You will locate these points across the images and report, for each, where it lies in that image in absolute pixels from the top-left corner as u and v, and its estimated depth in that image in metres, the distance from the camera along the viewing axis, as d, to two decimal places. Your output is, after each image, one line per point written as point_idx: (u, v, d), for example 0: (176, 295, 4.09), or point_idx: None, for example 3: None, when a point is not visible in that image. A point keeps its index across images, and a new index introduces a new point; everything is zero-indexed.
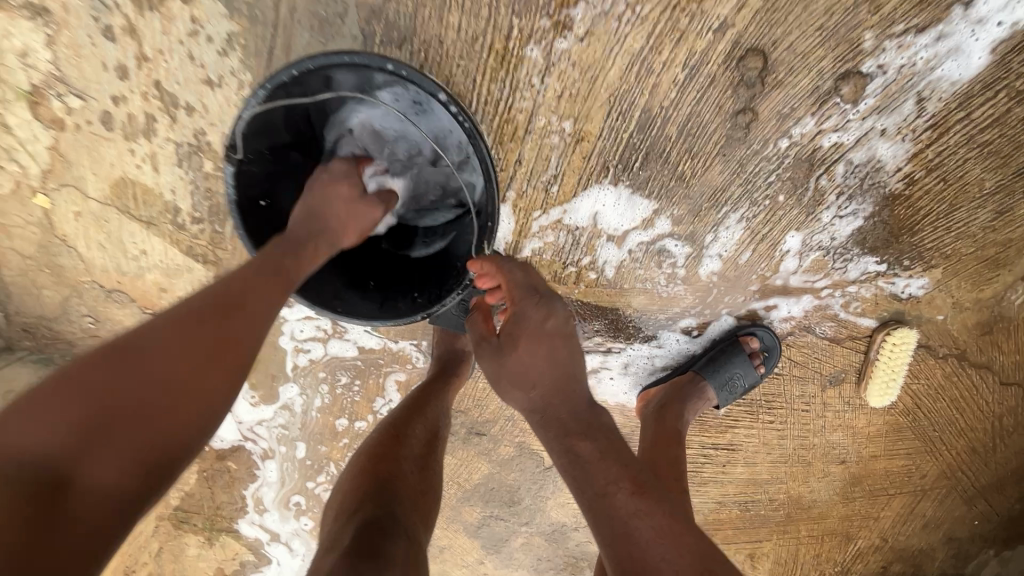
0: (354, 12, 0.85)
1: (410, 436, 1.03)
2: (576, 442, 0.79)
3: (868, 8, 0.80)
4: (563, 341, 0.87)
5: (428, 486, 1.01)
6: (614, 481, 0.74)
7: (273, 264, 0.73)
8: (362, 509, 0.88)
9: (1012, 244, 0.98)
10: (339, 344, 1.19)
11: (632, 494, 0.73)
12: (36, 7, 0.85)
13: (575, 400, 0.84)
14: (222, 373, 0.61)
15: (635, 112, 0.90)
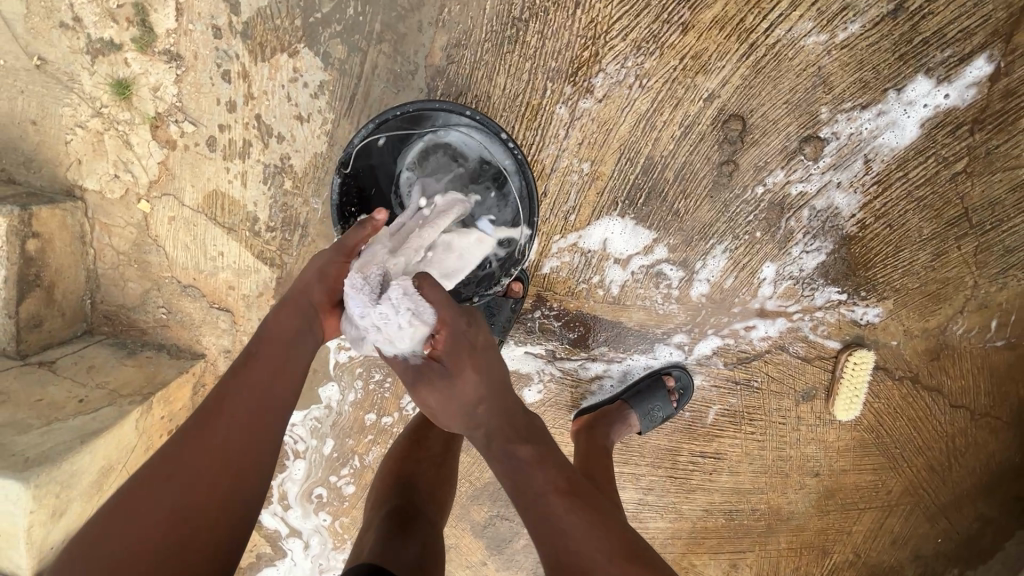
0: (422, 71, 1.09)
1: (428, 439, 1.16)
2: (514, 449, 0.76)
3: (822, 89, 1.06)
4: (493, 352, 0.82)
5: (447, 481, 1.11)
6: (550, 482, 0.73)
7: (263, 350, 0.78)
8: (390, 499, 1.02)
9: (950, 283, 1.18)
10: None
11: (567, 494, 0.72)
12: (175, 54, 1.09)
13: (510, 407, 0.80)
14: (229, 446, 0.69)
15: (640, 159, 1.12)
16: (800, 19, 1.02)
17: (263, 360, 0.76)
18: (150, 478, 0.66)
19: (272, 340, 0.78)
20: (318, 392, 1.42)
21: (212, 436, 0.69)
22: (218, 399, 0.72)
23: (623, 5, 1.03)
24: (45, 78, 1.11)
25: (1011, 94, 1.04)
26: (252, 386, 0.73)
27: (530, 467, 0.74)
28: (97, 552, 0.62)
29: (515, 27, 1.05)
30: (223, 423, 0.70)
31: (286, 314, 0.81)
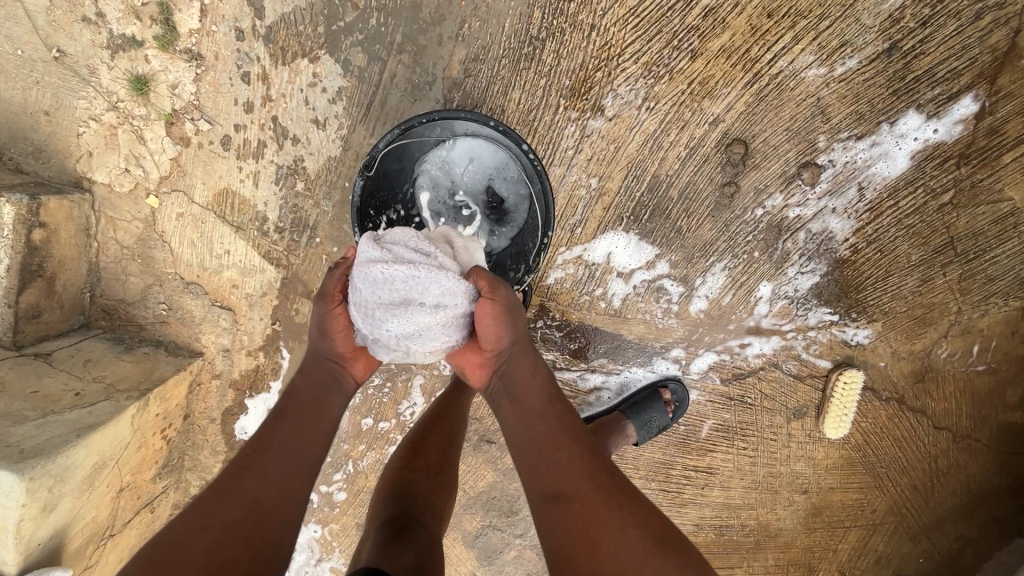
0: (440, 82, 1.12)
1: (426, 444, 1.02)
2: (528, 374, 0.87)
3: (820, 119, 1.11)
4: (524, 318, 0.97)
5: (446, 492, 0.99)
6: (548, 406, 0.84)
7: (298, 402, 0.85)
8: (383, 511, 0.90)
9: (936, 307, 1.24)
10: None
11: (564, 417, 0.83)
12: (195, 54, 1.11)
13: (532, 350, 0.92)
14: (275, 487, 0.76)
15: (646, 177, 1.16)
16: (801, 53, 1.08)
17: (294, 414, 0.83)
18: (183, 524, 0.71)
19: (303, 392, 0.85)
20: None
21: (247, 489, 0.75)
22: (253, 450, 0.79)
23: (636, 30, 1.07)
24: (63, 70, 1.12)
25: (995, 132, 1.11)
26: (284, 439, 0.80)
27: (552, 399, 0.85)
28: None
29: (532, 45, 1.09)
30: (257, 476, 0.76)
31: (314, 368, 0.87)
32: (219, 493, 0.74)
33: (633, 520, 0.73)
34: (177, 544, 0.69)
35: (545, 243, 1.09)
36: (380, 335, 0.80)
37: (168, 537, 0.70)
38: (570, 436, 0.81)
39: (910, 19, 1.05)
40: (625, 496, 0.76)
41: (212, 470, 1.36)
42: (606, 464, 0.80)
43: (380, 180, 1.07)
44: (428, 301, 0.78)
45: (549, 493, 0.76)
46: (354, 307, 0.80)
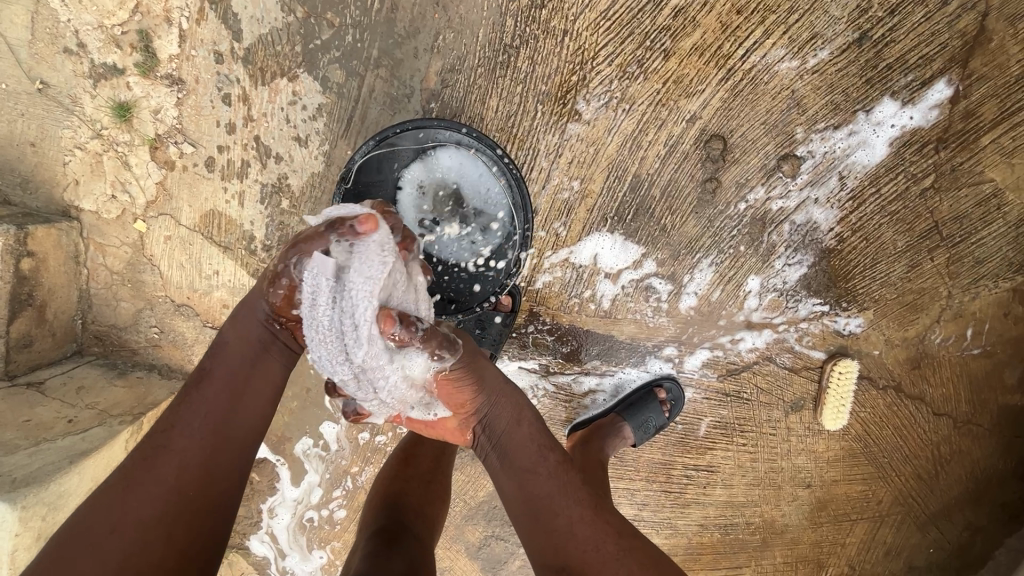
0: (418, 94, 1.13)
1: (417, 455, 1.01)
2: (515, 429, 0.87)
3: (796, 111, 1.12)
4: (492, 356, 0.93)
5: (438, 499, 0.97)
6: (542, 459, 0.85)
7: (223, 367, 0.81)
8: (374, 521, 0.89)
9: (925, 293, 1.23)
10: None
11: (558, 463, 0.85)
12: (176, 79, 1.13)
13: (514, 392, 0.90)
14: (196, 463, 0.74)
15: (628, 177, 1.17)
16: (773, 46, 1.09)
17: (215, 388, 0.79)
18: (94, 510, 0.70)
19: (225, 361, 0.81)
20: (317, 427, 1.42)
21: (162, 477, 0.72)
22: (167, 429, 0.76)
23: (608, 33, 1.09)
24: (47, 101, 1.13)
25: (971, 115, 1.12)
26: (205, 408, 0.77)
27: (545, 450, 0.86)
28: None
29: (506, 53, 1.10)
30: (172, 462, 0.73)
31: (246, 324, 0.83)
32: (131, 479, 0.72)
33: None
34: (96, 527, 0.69)
35: (527, 240, 1.11)
36: (317, 278, 0.75)
37: (85, 518, 0.70)
38: (568, 494, 0.82)
39: (877, 8, 1.07)
40: (632, 557, 0.79)
41: None
42: (609, 520, 0.82)
43: (359, 193, 1.09)
44: (359, 356, 0.77)
45: (557, 562, 0.77)
46: (366, 249, 0.77)
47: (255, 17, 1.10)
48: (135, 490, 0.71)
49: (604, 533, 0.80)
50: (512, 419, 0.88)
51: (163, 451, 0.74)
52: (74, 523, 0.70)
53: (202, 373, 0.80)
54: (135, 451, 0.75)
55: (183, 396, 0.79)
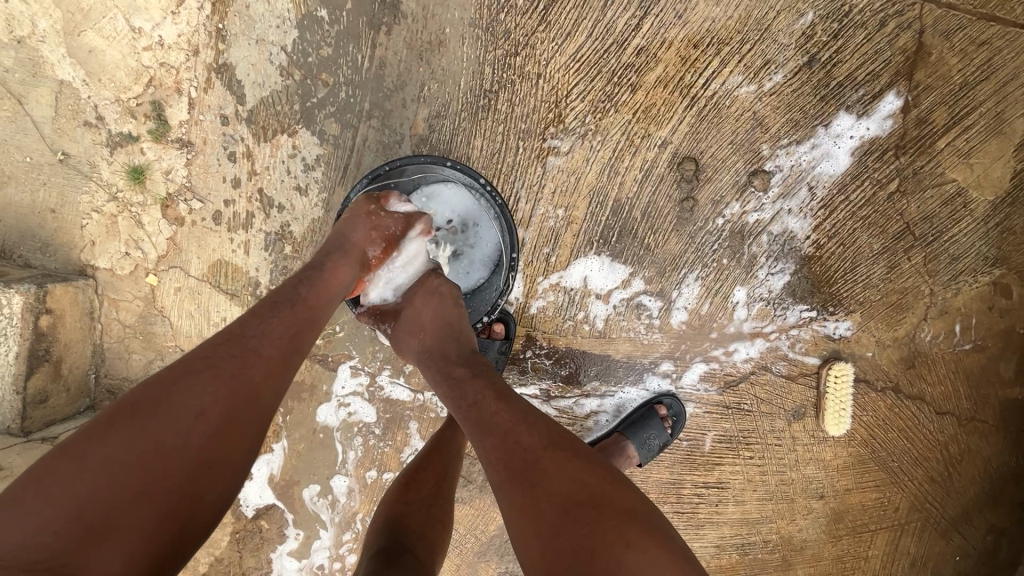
0: (408, 140, 1.23)
1: (417, 481, 1.02)
2: (443, 382, 0.93)
3: (759, 130, 1.20)
4: (437, 317, 1.04)
5: (437, 523, 0.96)
6: (460, 401, 0.88)
7: (309, 290, 0.88)
8: (373, 544, 0.88)
9: (909, 291, 1.27)
10: (366, 407, 1.40)
11: (472, 401, 0.86)
12: (186, 141, 1.22)
13: (443, 349, 0.98)
14: (274, 368, 0.77)
15: (608, 202, 1.24)
16: (730, 74, 1.18)
17: (304, 311, 0.85)
18: (174, 385, 0.70)
19: (316, 292, 0.89)
20: (325, 468, 1.42)
21: (248, 375, 0.74)
22: (257, 334, 0.79)
23: (579, 73, 1.19)
24: (67, 170, 1.23)
25: (923, 121, 1.19)
26: (289, 324, 0.82)
27: (460, 395, 0.88)
28: (106, 460, 0.63)
29: (486, 97, 1.20)
30: (259, 364, 0.76)
31: (340, 258, 0.96)
32: (217, 363, 0.73)
33: (549, 493, 0.70)
34: (172, 405, 0.68)
35: (515, 261, 1.20)
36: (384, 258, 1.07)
37: (160, 393, 0.69)
38: (481, 425, 0.81)
39: (822, 33, 1.16)
40: (541, 466, 0.73)
41: (221, 544, 1.42)
42: (520, 436, 0.77)
43: None
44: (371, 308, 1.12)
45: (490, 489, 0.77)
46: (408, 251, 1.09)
47: (256, 82, 1.21)
48: (215, 377, 0.71)
49: (512, 449, 0.76)
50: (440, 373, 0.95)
51: (245, 349, 0.76)
52: (147, 391, 0.69)
53: (291, 293, 0.86)
54: (217, 344, 0.76)
55: (264, 307, 0.83)
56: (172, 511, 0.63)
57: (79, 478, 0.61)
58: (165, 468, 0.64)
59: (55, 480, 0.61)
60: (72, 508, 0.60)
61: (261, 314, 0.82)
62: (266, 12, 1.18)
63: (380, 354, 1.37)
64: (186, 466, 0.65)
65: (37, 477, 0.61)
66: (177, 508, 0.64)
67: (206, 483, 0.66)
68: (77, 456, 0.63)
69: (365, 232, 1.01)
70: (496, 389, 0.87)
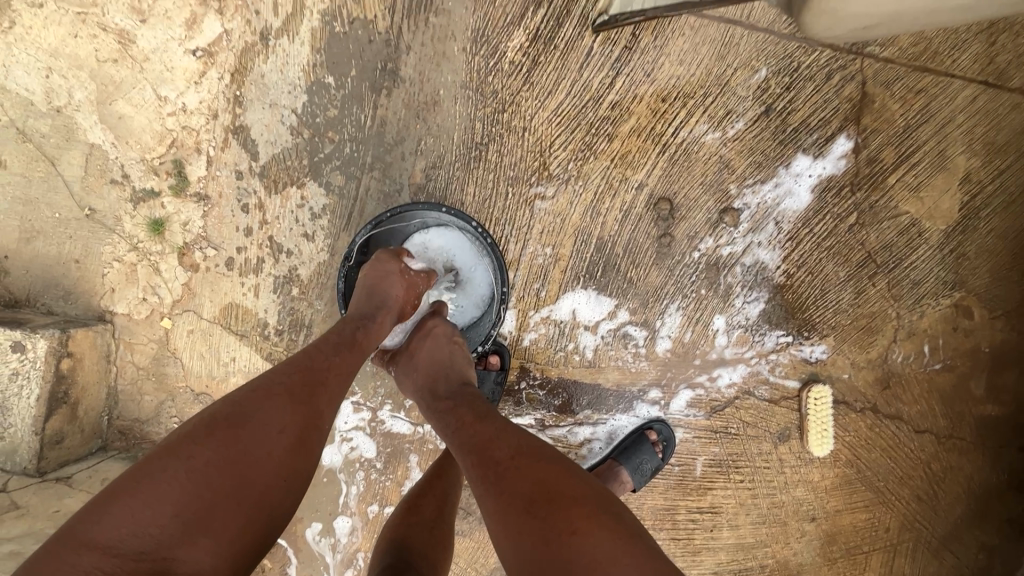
0: (407, 188, 1.34)
1: (421, 504, 1.07)
2: (436, 407, 1.00)
3: (726, 172, 1.32)
4: (433, 348, 1.12)
5: (441, 543, 1.00)
6: (445, 423, 0.95)
7: (359, 333, 0.99)
8: (379, 562, 0.92)
9: (877, 315, 1.36)
10: (366, 442, 1.45)
11: (455, 423, 0.93)
12: (203, 195, 1.33)
13: (436, 380, 1.07)
14: (334, 397, 0.87)
15: (592, 240, 1.34)
16: (697, 123, 1.31)
17: (359, 350, 0.97)
18: (258, 402, 0.78)
19: (369, 338, 1.01)
20: (328, 504, 1.46)
21: (317, 401, 0.83)
22: (323, 366, 0.89)
23: (560, 126, 1.31)
24: (92, 223, 1.33)
25: (874, 160, 1.32)
26: (346, 360, 0.93)
27: (446, 417, 0.96)
28: (204, 462, 0.70)
29: (477, 149, 1.32)
30: (327, 392, 0.86)
31: (382, 305, 1.06)
32: (292, 388, 0.82)
33: (518, 492, 0.76)
34: (257, 419, 0.76)
35: (506, 293, 1.32)
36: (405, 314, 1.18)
37: (247, 409, 0.76)
38: (462, 443, 0.88)
39: (776, 86, 1.29)
40: (511, 470, 0.78)
41: None
42: (494, 446, 0.83)
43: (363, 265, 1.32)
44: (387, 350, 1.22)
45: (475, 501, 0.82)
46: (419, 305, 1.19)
47: (269, 140, 1.33)
48: (291, 400, 0.80)
49: (485, 460, 0.82)
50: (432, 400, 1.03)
51: (313, 378, 0.86)
52: (235, 405, 0.77)
53: (347, 334, 0.98)
54: (291, 372, 0.85)
55: (325, 344, 0.94)
56: (255, 516, 0.71)
57: (180, 478, 0.68)
58: (250, 476, 0.72)
59: (160, 477, 0.68)
60: (176, 503, 0.67)
61: (323, 349, 0.92)
62: (278, 79, 1.30)
63: (382, 389, 1.43)
64: (266, 477, 0.73)
65: (139, 476, 0.68)
66: (259, 514, 0.72)
67: (279, 494, 0.74)
68: (176, 459, 0.69)
69: (402, 290, 1.10)
70: (477, 409, 0.94)
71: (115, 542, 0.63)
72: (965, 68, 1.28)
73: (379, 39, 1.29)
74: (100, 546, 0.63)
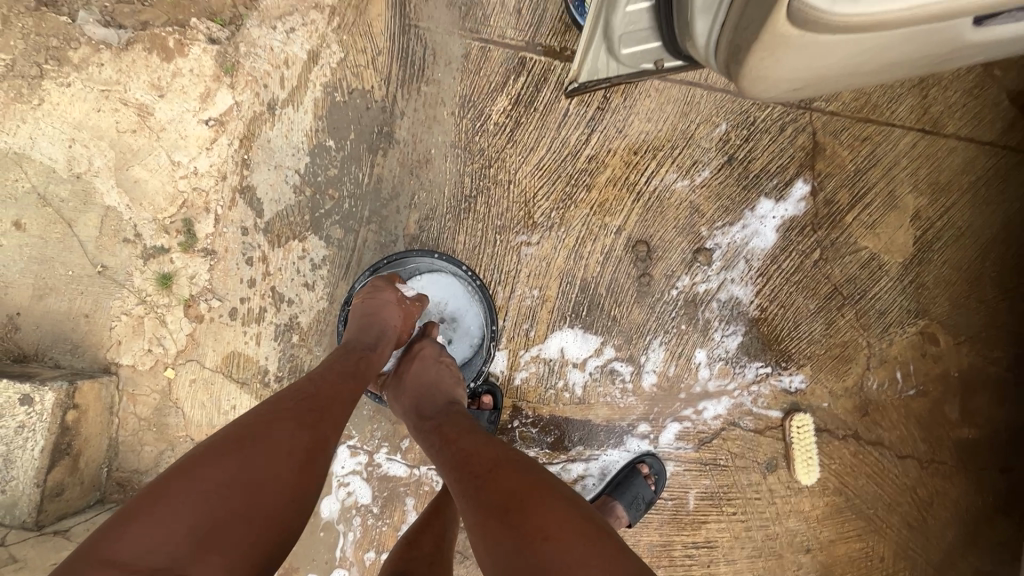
0: (401, 238, 1.44)
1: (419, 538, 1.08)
2: (424, 428, 1.05)
3: (697, 215, 1.43)
4: (423, 370, 1.18)
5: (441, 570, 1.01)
6: (432, 444, 1.00)
7: (360, 363, 1.07)
8: None
9: (849, 344, 1.44)
10: (362, 486, 1.46)
11: (442, 442, 0.98)
12: (210, 250, 1.42)
13: (424, 401, 1.12)
14: (338, 422, 0.92)
15: (576, 282, 1.43)
16: (667, 173, 1.43)
17: (362, 377, 1.04)
18: (268, 426, 0.84)
19: (370, 366, 1.08)
20: (325, 552, 1.45)
21: (322, 425, 0.89)
22: (329, 394, 0.96)
23: (542, 178, 1.43)
24: (103, 279, 1.41)
25: (831, 201, 1.44)
26: (348, 389, 0.99)
27: (433, 437, 1.01)
28: (219, 482, 0.75)
29: (467, 201, 1.43)
30: (331, 416, 0.92)
31: (381, 334, 1.16)
32: (298, 413, 0.89)
33: (494, 503, 0.80)
34: (268, 441, 0.82)
35: (495, 331, 1.41)
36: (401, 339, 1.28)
37: (258, 433, 0.83)
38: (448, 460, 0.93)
39: (736, 138, 1.43)
40: (491, 483, 0.84)
41: None
42: (475, 462, 0.89)
43: None
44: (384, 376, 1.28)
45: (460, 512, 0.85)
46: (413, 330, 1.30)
47: (273, 198, 1.43)
48: (298, 424, 0.86)
49: (467, 471, 0.88)
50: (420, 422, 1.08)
51: (319, 404, 0.92)
52: (246, 429, 0.83)
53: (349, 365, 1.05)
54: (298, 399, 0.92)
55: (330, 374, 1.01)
56: (266, 534, 0.74)
57: (196, 497, 0.73)
58: (260, 494, 0.76)
59: (178, 497, 0.72)
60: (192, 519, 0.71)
61: (329, 379, 0.99)
62: (283, 144, 1.43)
63: (378, 433, 1.45)
64: (276, 495, 0.78)
65: (155, 498, 0.71)
66: (269, 531, 0.75)
67: (287, 513, 0.78)
68: (191, 479, 0.74)
69: (400, 319, 1.20)
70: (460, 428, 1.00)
71: (135, 559, 0.65)
72: (903, 119, 1.43)
73: (375, 106, 1.42)
74: (120, 562, 0.65)
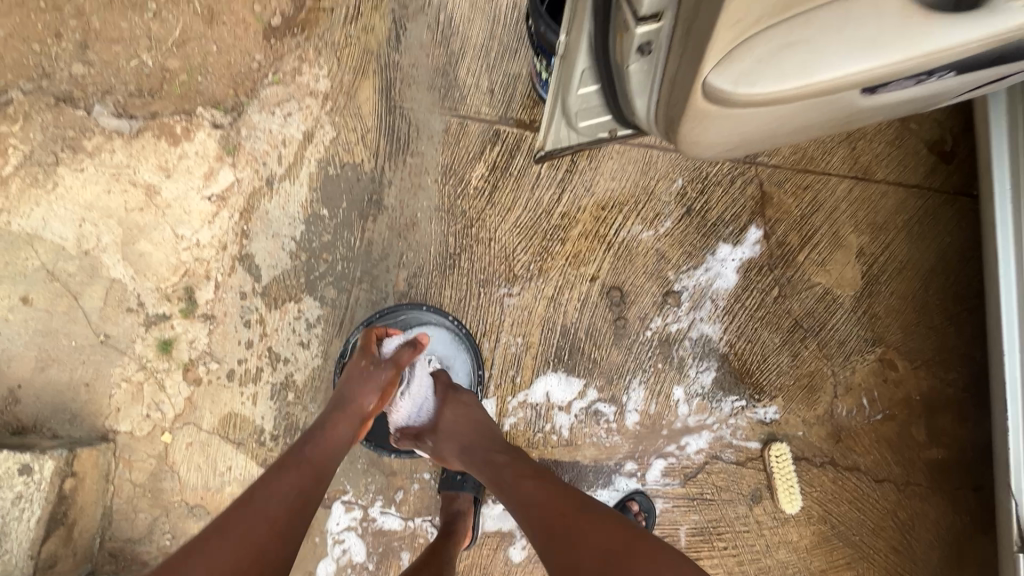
0: (392, 295, 1.54)
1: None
2: (490, 465, 1.18)
3: (663, 261, 1.56)
4: (472, 412, 1.31)
5: None
6: (506, 481, 1.13)
7: (308, 452, 1.09)
8: None
9: (815, 374, 1.53)
10: (357, 542, 1.47)
11: (519, 479, 1.11)
12: (209, 315, 1.50)
13: (486, 441, 1.24)
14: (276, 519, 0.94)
15: (557, 328, 1.53)
16: (633, 224, 1.57)
17: (309, 465, 1.06)
18: (202, 541, 0.88)
19: (318, 450, 1.10)
20: None
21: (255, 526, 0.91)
22: (268, 492, 0.98)
23: (520, 234, 1.56)
24: (105, 348, 1.47)
25: (783, 243, 1.58)
26: (291, 481, 1.01)
27: (507, 472, 1.14)
28: None
29: (451, 258, 1.55)
30: (264, 515, 0.93)
31: (340, 413, 1.19)
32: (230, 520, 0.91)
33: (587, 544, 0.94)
34: (197, 556, 0.85)
35: (482, 376, 1.50)
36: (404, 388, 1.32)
37: (189, 550, 0.86)
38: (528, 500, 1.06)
39: (692, 192, 1.59)
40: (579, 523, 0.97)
41: None
42: (562, 503, 1.02)
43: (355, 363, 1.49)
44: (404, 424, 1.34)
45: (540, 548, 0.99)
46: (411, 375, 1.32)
47: (270, 264, 1.53)
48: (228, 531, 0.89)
49: (550, 520, 1.00)
50: (485, 460, 1.20)
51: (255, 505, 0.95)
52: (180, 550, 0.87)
53: (296, 456, 1.07)
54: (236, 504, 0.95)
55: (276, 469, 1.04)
56: None
57: None
58: None
59: None
60: None
61: (272, 475, 1.02)
62: (280, 214, 1.55)
63: (372, 486, 1.48)
64: None
65: None
66: None
67: None
68: None
69: (363, 391, 1.23)
70: (533, 469, 1.12)
71: None
72: (837, 168, 1.61)
73: (365, 177, 1.56)
74: None
